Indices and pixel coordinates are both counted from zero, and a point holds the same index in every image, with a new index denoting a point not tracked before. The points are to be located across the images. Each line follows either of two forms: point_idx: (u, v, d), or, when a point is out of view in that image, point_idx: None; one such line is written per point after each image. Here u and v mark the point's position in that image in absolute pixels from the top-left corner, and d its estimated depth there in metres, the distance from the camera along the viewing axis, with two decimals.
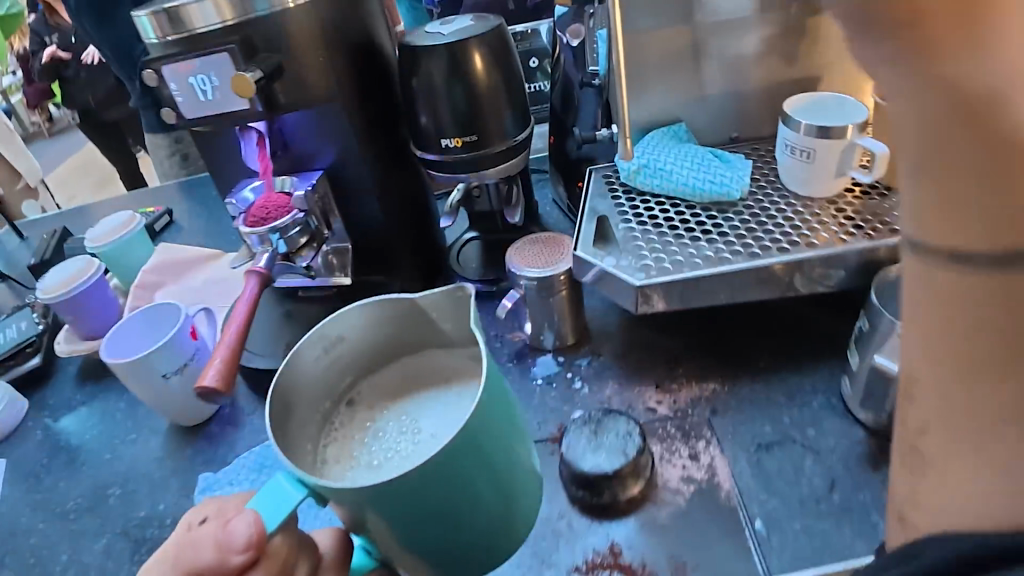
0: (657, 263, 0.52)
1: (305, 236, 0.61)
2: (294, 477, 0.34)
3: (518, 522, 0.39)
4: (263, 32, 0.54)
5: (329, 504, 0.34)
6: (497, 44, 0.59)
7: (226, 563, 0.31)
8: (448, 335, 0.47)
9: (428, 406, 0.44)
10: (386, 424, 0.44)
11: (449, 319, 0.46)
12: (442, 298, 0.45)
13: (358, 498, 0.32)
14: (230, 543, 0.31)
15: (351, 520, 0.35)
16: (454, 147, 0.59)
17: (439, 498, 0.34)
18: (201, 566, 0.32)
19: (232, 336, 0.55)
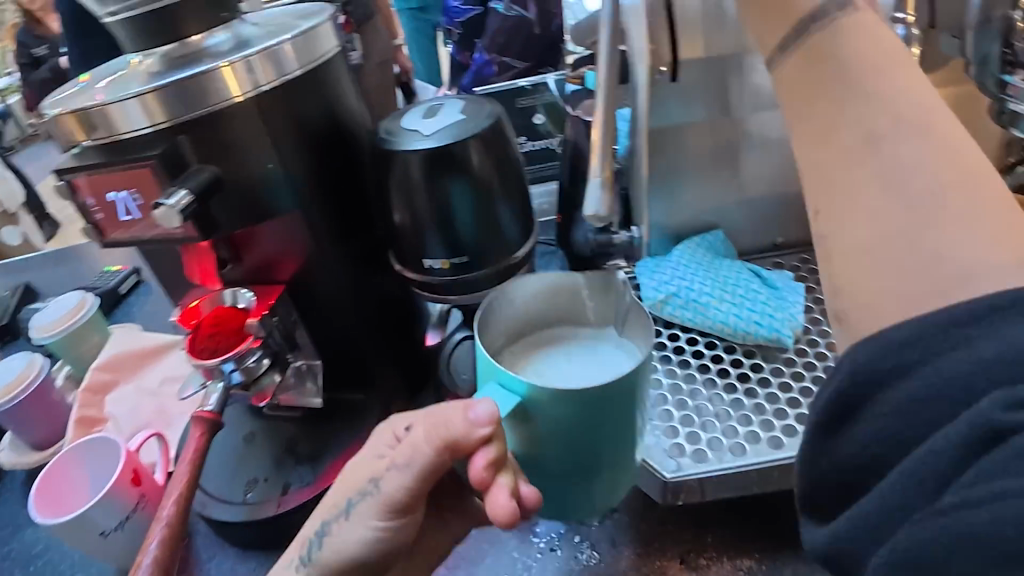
0: (691, 444, 0.42)
1: (266, 360, 0.51)
2: (502, 384, 0.35)
3: (627, 458, 0.37)
4: (196, 140, 0.44)
5: (527, 422, 0.35)
6: (494, 138, 0.47)
7: (473, 435, 0.34)
8: (589, 317, 0.43)
9: (568, 363, 0.40)
10: (533, 368, 0.40)
11: (598, 299, 0.43)
12: (592, 280, 0.42)
13: (555, 405, 0.34)
14: (475, 419, 0.34)
15: (530, 438, 0.35)
16: (438, 269, 0.49)
17: (587, 424, 0.34)
18: (451, 440, 0.35)
19: (172, 506, 0.46)
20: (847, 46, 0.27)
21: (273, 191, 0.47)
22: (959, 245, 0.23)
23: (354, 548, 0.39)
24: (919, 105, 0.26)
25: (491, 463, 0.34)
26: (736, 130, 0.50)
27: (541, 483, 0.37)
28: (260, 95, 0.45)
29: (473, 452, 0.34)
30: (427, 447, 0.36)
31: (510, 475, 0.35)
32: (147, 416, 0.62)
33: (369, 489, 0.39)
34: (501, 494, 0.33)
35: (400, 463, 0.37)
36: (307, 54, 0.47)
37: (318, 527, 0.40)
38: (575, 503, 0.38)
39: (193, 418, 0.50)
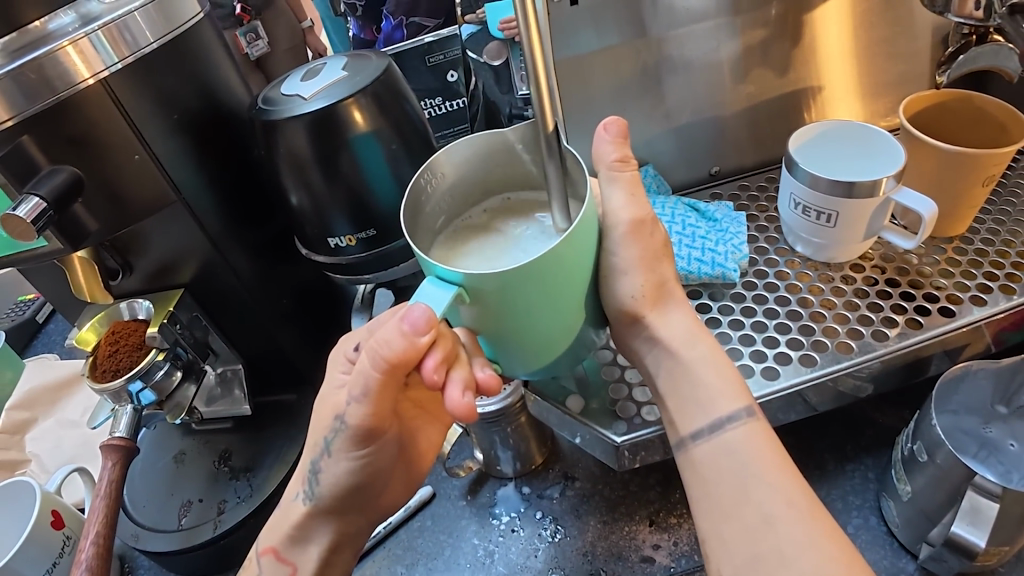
0: (638, 399, 0.38)
1: (178, 372, 0.47)
2: (437, 277, 0.28)
3: (583, 316, 0.33)
4: (46, 139, 0.38)
5: (474, 305, 0.29)
6: (387, 93, 0.42)
7: (415, 347, 0.28)
8: (531, 171, 0.35)
9: (512, 229, 0.34)
10: (471, 248, 0.33)
11: (536, 152, 0.34)
12: (523, 133, 0.34)
13: (499, 285, 0.28)
14: (412, 328, 0.27)
15: (484, 318, 0.30)
16: (347, 247, 0.45)
17: (538, 294, 0.29)
18: (395, 359, 0.28)
19: (90, 547, 0.42)
20: (734, 458, 0.31)
21: (151, 183, 0.42)
22: (800, 559, 0.28)
23: (348, 479, 0.32)
24: (792, 487, 0.30)
25: (443, 363, 0.28)
26: (655, 53, 0.46)
27: (504, 356, 0.32)
28: (115, 76, 0.39)
29: (419, 357, 0.28)
30: (375, 371, 0.29)
31: (466, 366, 0.30)
32: (72, 449, 0.57)
33: (339, 425, 0.31)
34: (455, 389, 0.29)
35: (358, 391, 0.30)
36: (163, 24, 0.41)
37: (310, 462, 0.32)
38: (534, 363, 0.33)
39: (103, 448, 0.45)
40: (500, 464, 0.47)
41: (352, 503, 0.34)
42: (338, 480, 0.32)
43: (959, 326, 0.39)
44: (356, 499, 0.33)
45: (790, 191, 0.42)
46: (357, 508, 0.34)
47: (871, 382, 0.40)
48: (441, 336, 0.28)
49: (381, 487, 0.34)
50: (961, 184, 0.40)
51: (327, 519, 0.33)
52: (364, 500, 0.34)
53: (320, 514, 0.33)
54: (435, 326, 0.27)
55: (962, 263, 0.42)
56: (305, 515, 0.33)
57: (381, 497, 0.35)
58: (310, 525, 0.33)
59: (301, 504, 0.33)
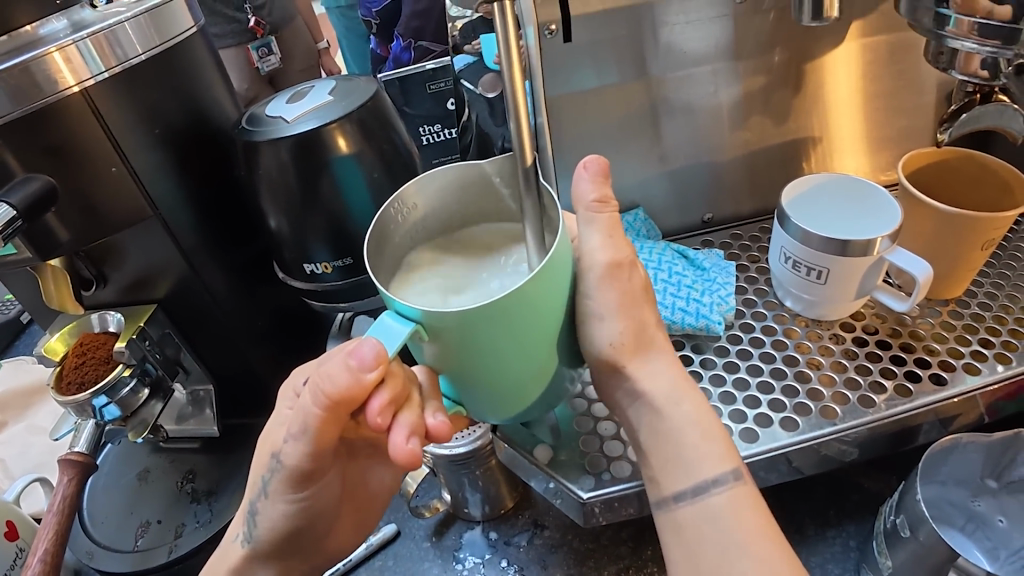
0: (609, 454, 0.37)
1: (145, 390, 0.46)
2: (397, 311, 0.27)
3: (553, 362, 0.31)
4: (21, 147, 0.37)
5: (434, 341, 0.28)
6: (374, 121, 0.42)
7: (361, 383, 0.26)
8: (508, 204, 0.34)
9: (483, 264, 0.33)
10: (434, 277, 0.32)
11: (514, 187, 0.33)
12: (501, 165, 0.32)
13: (458, 324, 0.27)
14: (359, 364, 0.26)
15: (444, 357, 0.29)
16: (324, 274, 0.44)
17: (501, 334, 0.28)
18: (338, 397, 0.26)
19: (38, 563, 0.41)
20: (716, 525, 0.30)
21: (127, 197, 0.41)
22: None
23: (288, 522, 0.28)
24: (767, 560, 0.29)
25: (390, 404, 0.27)
26: (653, 95, 0.45)
27: (468, 396, 0.31)
28: (101, 85, 0.39)
29: (365, 396, 0.27)
30: (315, 408, 0.27)
31: (415, 409, 0.28)
32: (38, 457, 0.56)
33: (274, 464, 0.27)
34: (399, 433, 0.27)
35: (297, 429, 0.27)
36: (153, 37, 0.41)
37: (247, 504, 0.29)
38: (501, 406, 0.32)
39: (60, 462, 0.44)
40: (468, 507, 0.45)
41: (295, 546, 0.30)
42: (273, 522, 0.28)
43: (951, 396, 0.37)
44: (299, 543, 0.30)
45: (780, 245, 0.40)
46: (301, 552, 0.31)
47: (856, 448, 0.38)
48: (389, 371, 0.27)
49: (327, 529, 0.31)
50: (956, 246, 0.39)
51: (268, 562, 0.30)
52: (307, 543, 0.31)
53: (260, 557, 0.30)
54: (384, 362, 0.26)
55: (955, 327, 0.40)
56: (242, 560, 0.30)
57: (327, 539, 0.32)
58: (250, 568, 0.30)
59: (240, 546, 0.30)
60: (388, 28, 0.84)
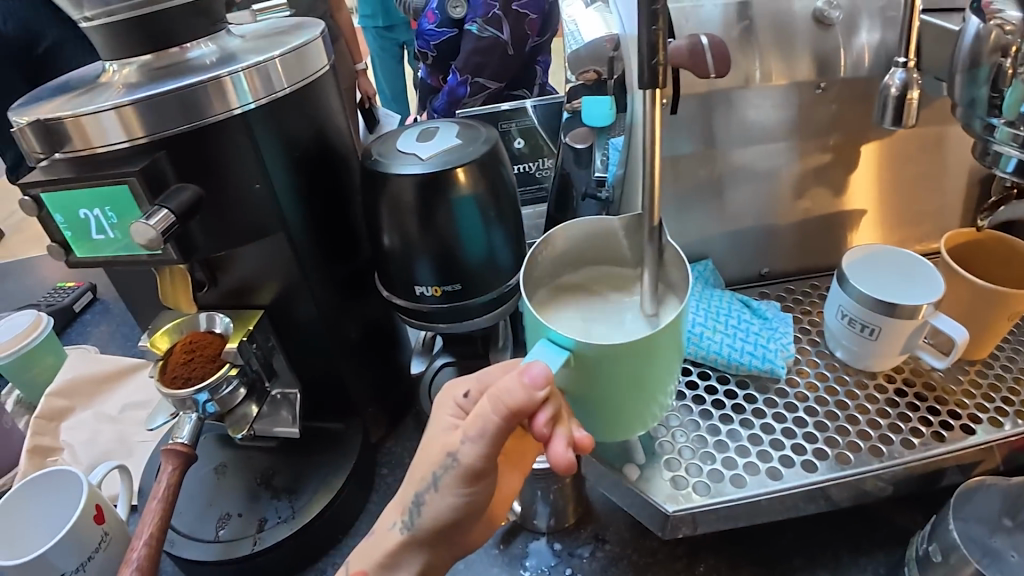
0: (689, 474, 0.42)
1: (242, 389, 0.48)
2: (550, 340, 0.34)
3: (656, 398, 0.38)
4: (179, 158, 0.41)
5: (573, 369, 0.35)
6: (490, 163, 0.46)
7: (532, 401, 0.29)
8: (625, 253, 0.40)
9: (605, 302, 0.38)
10: (567, 311, 0.38)
11: (635, 239, 0.39)
12: (628, 221, 0.38)
13: (599, 356, 0.34)
14: (532, 382, 0.29)
15: (577, 382, 0.35)
16: (428, 297, 0.48)
17: (628, 370, 0.35)
18: (514, 410, 0.29)
19: (143, 545, 0.43)
20: None
21: (260, 212, 0.45)
22: None
23: (450, 515, 0.33)
24: None
25: (552, 419, 0.30)
26: (727, 162, 0.51)
27: (581, 415, 0.38)
28: (247, 114, 0.42)
29: (533, 411, 0.30)
30: (492, 418, 0.30)
31: (566, 425, 0.32)
32: (106, 445, 0.58)
33: (449, 462, 0.31)
34: (558, 444, 0.30)
35: (472, 433, 0.30)
36: (296, 72, 0.45)
37: (412, 495, 0.33)
38: (607, 427, 0.39)
39: (165, 452, 0.47)
40: (536, 518, 0.49)
41: (445, 538, 0.34)
42: (436, 512, 0.33)
43: (980, 444, 0.43)
44: (449, 535, 0.34)
45: (838, 304, 0.46)
46: (450, 544, 0.34)
47: (893, 484, 0.43)
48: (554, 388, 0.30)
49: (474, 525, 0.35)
50: (988, 315, 0.45)
51: (421, 550, 0.34)
52: (453, 537, 0.34)
53: (416, 545, 0.34)
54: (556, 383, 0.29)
55: (982, 385, 0.47)
56: (399, 545, 0.34)
57: (469, 536, 0.35)
58: (401, 555, 0.34)
59: (398, 534, 0.34)
60: (442, 61, 0.92)
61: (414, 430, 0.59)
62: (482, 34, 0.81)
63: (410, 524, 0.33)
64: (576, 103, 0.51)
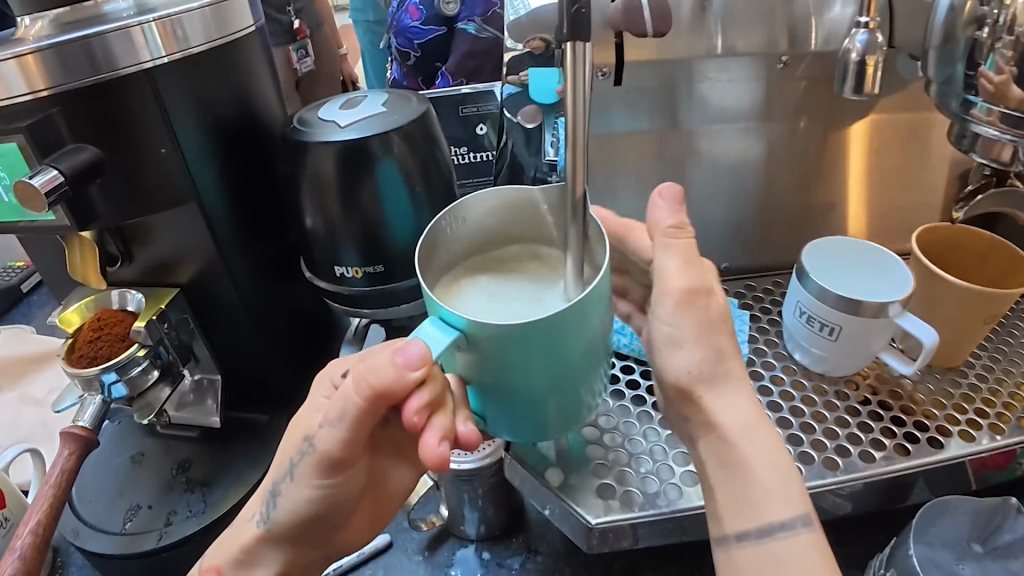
0: (620, 483, 0.38)
1: (155, 371, 0.45)
2: (441, 318, 0.30)
3: (574, 388, 0.34)
4: (75, 114, 0.38)
5: (470, 351, 0.31)
6: (420, 136, 0.43)
7: (403, 380, 0.27)
8: (550, 231, 0.36)
9: (521, 282, 0.34)
10: (473, 288, 0.34)
11: (559, 215, 0.35)
12: (551, 194, 0.34)
13: (498, 336, 0.30)
14: (405, 363, 0.27)
15: (477, 365, 0.32)
16: (352, 279, 0.45)
17: (534, 353, 0.31)
18: (381, 389, 0.27)
19: (28, 536, 0.40)
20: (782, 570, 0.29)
21: (170, 183, 0.42)
22: None
23: (309, 508, 0.29)
24: None
25: (427, 405, 0.27)
26: (684, 144, 0.47)
27: (483, 407, 0.34)
28: (159, 69, 0.39)
29: (404, 394, 0.27)
30: (357, 398, 0.28)
31: (448, 415, 0.29)
32: (28, 429, 0.55)
33: (306, 448, 0.29)
34: (433, 436, 0.28)
35: (333, 415, 0.28)
36: (216, 29, 0.42)
37: (271, 483, 0.30)
38: (519, 421, 0.35)
39: (62, 434, 0.43)
40: (464, 524, 0.45)
41: (309, 534, 0.31)
42: (296, 504, 0.29)
43: (946, 460, 0.39)
44: (314, 532, 0.31)
45: (796, 299, 0.42)
46: (316, 539, 0.31)
47: (850, 501, 0.39)
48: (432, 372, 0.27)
49: (344, 521, 0.32)
50: (962, 318, 0.41)
51: (279, 546, 0.30)
52: (322, 532, 0.31)
53: (273, 540, 0.30)
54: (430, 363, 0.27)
55: (955, 395, 0.42)
56: (256, 540, 0.30)
57: (342, 530, 0.32)
58: (259, 550, 0.30)
59: (257, 526, 0.30)
60: (427, 62, 0.85)
61: None
62: (480, 35, 0.79)
63: (265, 514, 0.30)
64: (524, 75, 0.47)
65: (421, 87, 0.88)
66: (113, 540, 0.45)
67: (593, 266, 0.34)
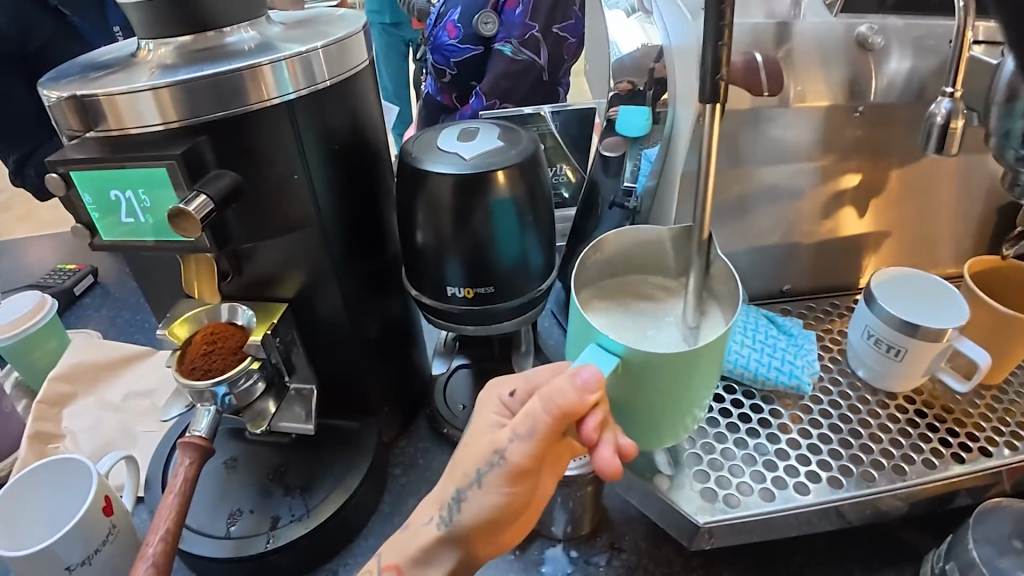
0: (718, 487, 0.42)
1: (261, 382, 0.48)
2: (600, 347, 0.34)
3: (697, 407, 0.38)
4: (220, 143, 0.41)
5: (620, 376, 0.34)
6: (528, 168, 0.46)
7: (582, 402, 0.29)
8: (669, 262, 0.40)
9: (650, 310, 0.38)
10: (610, 314, 0.38)
11: (680, 249, 0.39)
12: (677, 231, 0.38)
13: (650, 362, 0.34)
14: (584, 385, 0.29)
15: (624, 388, 0.35)
16: (456, 297, 0.48)
17: (677, 376, 0.35)
18: (566, 410, 0.29)
19: (158, 542, 0.42)
20: None
21: (294, 206, 0.44)
22: None
23: (490, 514, 0.31)
24: None
25: (601, 424, 0.30)
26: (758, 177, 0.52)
27: (619, 423, 0.37)
28: (286, 104, 0.42)
29: (583, 415, 0.30)
30: (544, 415, 0.29)
31: (612, 431, 0.32)
32: (107, 434, 0.56)
33: (495, 459, 0.30)
34: (605, 450, 0.31)
35: (522, 430, 0.30)
36: (337, 66, 0.44)
37: (451, 491, 0.32)
38: (647, 437, 0.38)
39: (181, 444, 0.45)
40: (554, 526, 0.49)
41: (482, 538, 0.32)
42: (478, 510, 0.31)
43: (996, 467, 0.44)
44: (488, 537, 0.32)
45: (865, 322, 0.47)
46: (487, 542, 0.33)
47: (914, 505, 0.44)
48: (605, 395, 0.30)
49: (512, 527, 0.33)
50: (1007, 343, 0.47)
51: (455, 548, 0.32)
52: (493, 537, 0.33)
53: (451, 543, 0.32)
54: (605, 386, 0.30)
55: (998, 409, 0.48)
56: (436, 541, 0.32)
57: (508, 538, 0.33)
58: (437, 552, 0.32)
59: (434, 529, 0.32)
60: (462, 79, 0.90)
61: (427, 432, 0.58)
62: (517, 58, 0.82)
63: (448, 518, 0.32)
64: (612, 112, 0.51)
65: (453, 102, 0.94)
66: (221, 543, 0.47)
67: (715, 297, 0.38)
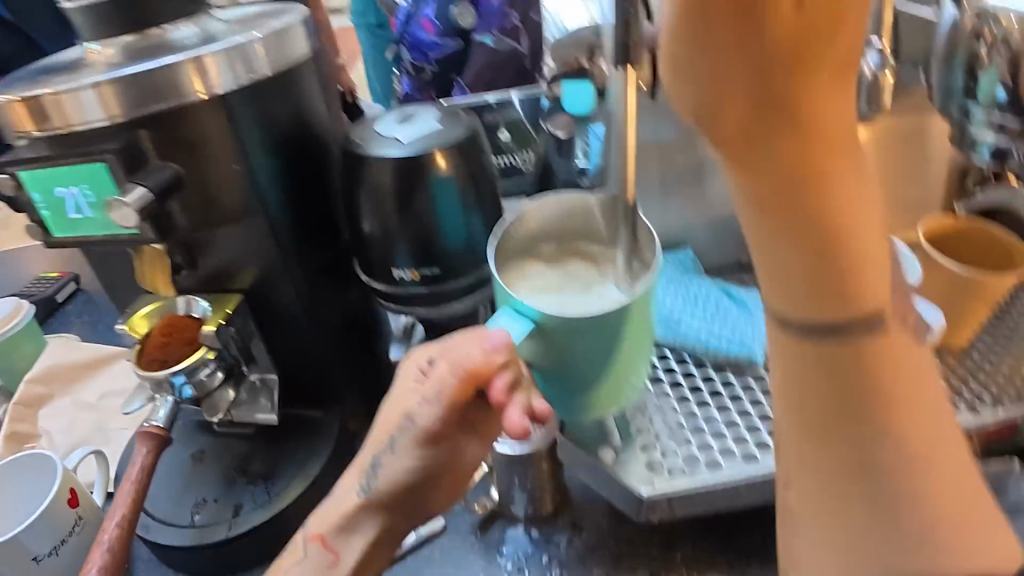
0: (663, 458, 0.42)
1: (219, 373, 0.48)
2: (514, 309, 0.35)
3: (629, 375, 0.38)
4: (160, 137, 0.42)
5: (538, 339, 0.35)
6: (469, 148, 0.46)
7: (490, 362, 0.31)
8: (602, 233, 0.40)
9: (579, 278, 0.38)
10: (537, 283, 0.38)
11: (610, 219, 0.39)
12: (604, 200, 0.39)
13: (564, 322, 0.34)
14: (491, 347, 0.31)
15: (544, 352, 0.35)
16: (409, 281, 0.48)
17: (597, 338, 0.35)
18: (472, 368, 0.32)
19: (114, 529, 0.43)
20: None
21: (238, 196, 0.45)
22: None
23: (407, 477, 0.34)
24: None
25: (511, 385, 0.31)
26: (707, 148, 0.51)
27: (549, 390, 0.38)
28: (227, 95, 0.43)
29: (491, 375, 0.31)
30: (452, 377, 0.32)
31: (526, 393, 0.32)
32: (84, 431, 0.57)
33: (408, 423, 0.33)
34: (515, 410, 0.31)
35: (432, 394, 0.33)
36: (278, 57, 0.45)
37: (370, 457, 0.34)
38: (580, 406, 0.38)
39: (139, 433, 0.46)
40: (514, 505, 0.49)
41: (402, 503, 0.35)
42: (397, 473, 0.33)
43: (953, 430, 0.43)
44: (408, 501, 0.34)
45: None
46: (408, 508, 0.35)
47: None
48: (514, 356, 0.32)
49: (432, 492, 0.35)
50: (964, 303, 0.46)
51: (377, 514, 0.34)
52: (413, 502, 0.35)
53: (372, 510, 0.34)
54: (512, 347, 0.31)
55: (959, 373, 0.47)
56: (355, 508, 0.34)
57: (429, 502, 0.35)
58: (357, 519, 0.34)
59: (354, 497, 0.34)
60: (442, 76, 0.90)
61: None
62: (497, 46, 0.82)
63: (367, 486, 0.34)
64: (557, 89, 0.51)
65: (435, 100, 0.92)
66: (185, 530, 0.48)
67: (643, 263, 0.38)
